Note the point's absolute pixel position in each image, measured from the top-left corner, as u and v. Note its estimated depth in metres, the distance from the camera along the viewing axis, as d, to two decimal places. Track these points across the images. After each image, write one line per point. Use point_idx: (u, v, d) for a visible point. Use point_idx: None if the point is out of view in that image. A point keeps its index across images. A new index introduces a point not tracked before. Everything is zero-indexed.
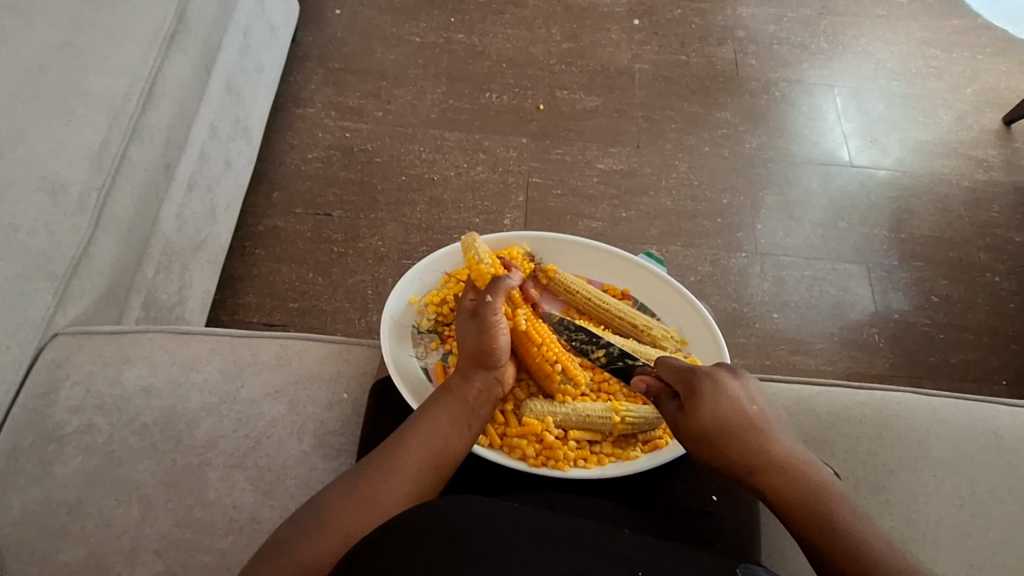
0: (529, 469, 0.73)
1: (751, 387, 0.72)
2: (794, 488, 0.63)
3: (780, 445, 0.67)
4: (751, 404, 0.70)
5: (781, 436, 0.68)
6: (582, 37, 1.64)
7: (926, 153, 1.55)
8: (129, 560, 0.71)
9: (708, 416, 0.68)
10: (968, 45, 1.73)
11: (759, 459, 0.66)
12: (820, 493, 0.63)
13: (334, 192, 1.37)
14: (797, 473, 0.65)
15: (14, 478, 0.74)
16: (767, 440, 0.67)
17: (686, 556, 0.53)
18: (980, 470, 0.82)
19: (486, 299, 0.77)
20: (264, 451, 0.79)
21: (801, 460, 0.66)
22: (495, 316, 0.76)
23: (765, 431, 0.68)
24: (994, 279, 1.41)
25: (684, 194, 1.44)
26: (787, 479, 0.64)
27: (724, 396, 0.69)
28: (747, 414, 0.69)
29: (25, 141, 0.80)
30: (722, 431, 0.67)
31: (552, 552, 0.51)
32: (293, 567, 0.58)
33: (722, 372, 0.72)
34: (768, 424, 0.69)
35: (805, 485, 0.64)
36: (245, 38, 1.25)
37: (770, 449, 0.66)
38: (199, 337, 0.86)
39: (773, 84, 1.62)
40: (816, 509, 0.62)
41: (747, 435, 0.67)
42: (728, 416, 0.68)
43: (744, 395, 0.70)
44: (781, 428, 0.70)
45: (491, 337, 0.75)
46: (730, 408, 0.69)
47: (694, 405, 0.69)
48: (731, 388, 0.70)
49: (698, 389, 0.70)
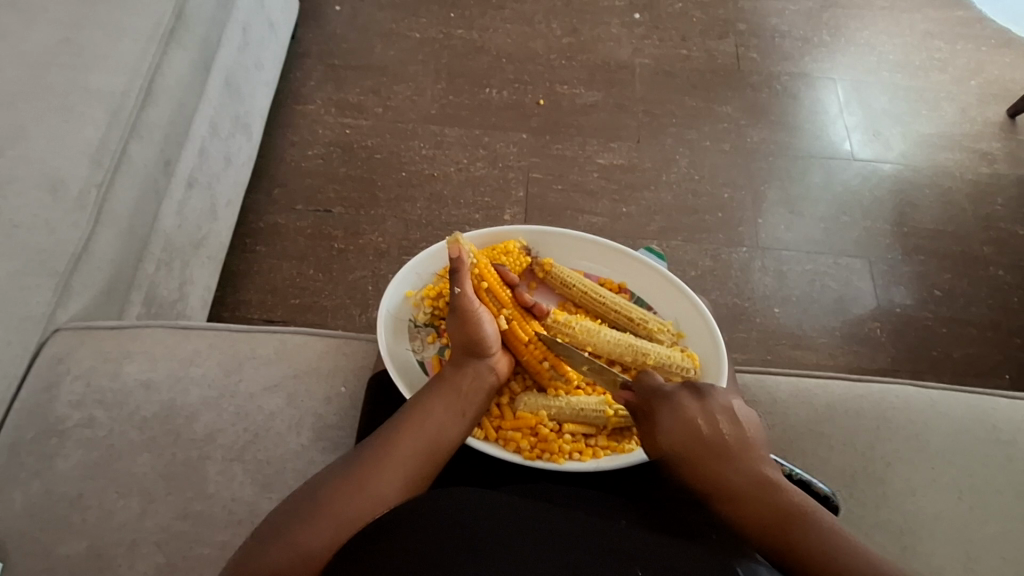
0: (524, 462, 0.73)
1: (718, 405, 0.70)
2: (756, 515, 0.62)
3: (744, 467, 0.65)
4: (714, 425, 0.68)
5: (747, 455, 0.66)
6: (582, 32, 1.63)
7: (929, 146, 1.54)
8: (130, 552, 0.72)
9: (667, 444, 0.68)
10: (972, 37, 1.72)
11: (719, 487, 0.65)
12: (783, 517, 0.61)
13: (334, 188, 1.37)
14: (759, 499, 0.63)
15: (15, 471, 0.74)
16: (730, 463, 0.66)
17: (683, 552, 0.53)
18: (978, 462, 0.81)
19: (454, 292, 0.77)
20: (262, 444, 0.79)
21: (765, 482, 0.64)
22: (469, 302, 0.78)
23: (728, 454, 0.66)
24: (998, 272, 1.40)
25: (685, 189, 1.43)
26: (748, 505, 0.63)
27: (683, 421, 0.69)
28: (707, 437, 0.67)
29: (25, 140, 0.81)
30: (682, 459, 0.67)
31: (549, 550, 0.50)
32: (291, 553, 0.57)
33: (683, 395, 0.71)
34: (732, 444, 0.67)
35: (767, 510, 0.62)
36: (245, 34, 1.26)
37: (732, 474, 0.65)
38: (198, 332, 0.86)
39: (775, 77, 1.61)
40: (780, 536, 0.61)
41: (707, 462, 0.66)
42: (687, 441, 0.68)
43: (705, 417, 0.69)
44: (749, 445, 0.67)
45: (474, 325, 0.77)
46: (689, 434, 0.68)
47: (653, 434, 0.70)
48: (690, 412, 0.70)
49: (657, 416, 0.71)
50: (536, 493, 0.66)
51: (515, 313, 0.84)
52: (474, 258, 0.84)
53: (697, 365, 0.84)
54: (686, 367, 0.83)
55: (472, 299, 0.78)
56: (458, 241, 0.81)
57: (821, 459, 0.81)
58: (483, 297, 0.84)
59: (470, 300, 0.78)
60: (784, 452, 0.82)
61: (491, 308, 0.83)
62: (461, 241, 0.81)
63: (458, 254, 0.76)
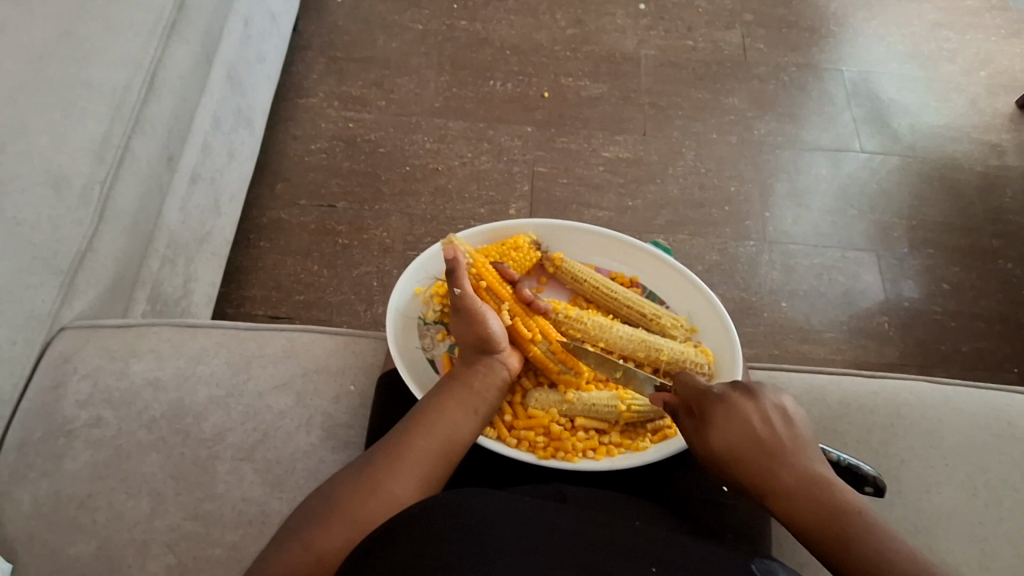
0: (537, 462, 0.72)
1: (769, 402, 0.68)
2: (810, 517, 0.60)
3: (798, 467, 0.63)
4: (767, 425, 0.66)
5: (800, 454, 0.64)
6: (587, 23, 1.62)
7: (937, 137, 1.53)
8: (140, 553, 0.71)
9: (717, 442, 0.66)
10: (981, 27, 1.71)
11: (774, 482, 0.63)
12: (840, 517, 0.59)
13: (338, 183, 1.36)
14: (811, 499, 0.61)
15: (24, 471, 0.74)
16: (782, 463, 0.64)
17: (701, 552, 0.52)
18: (993, 459, 0.81)
19: (453, 292, 0.77)
20: (271, 444, 0.78)
21: (821, 482, 0.62)
22: (472, 302, 0.77)
23: (780, 454, 0.64)
24: (1006, 265, 1.39)
25: (691, 182, 1.42)
26: (800, 505, 0.61)
27: (736, 420, 0.66)
28: (759, 436, 0.65)
29: (27, 135, 0.79)
30: (732, 457, 0.65)
31: (565, 548, 0.49)
32: (306, 556, 0.57)
33: (734, 393, 0.68)
34: (783, 445, 0.65)
35: (822, 510, 0.60)
36: (247, 27, 1.24)
37: (784, 475, 0.63)
38: (205, 330, 0.85)
39: (782, 68, 1.60)
40: (827, 530, 0.59)
41: (759, 461, 0.64)
42: (738, 440, 0.65)
43: (757, 414, 0.67)
44: (802, 445, 0.65)
45: (480, 323, 0.77)
46: (742, 432, 0.66)
47: (702, 431, 0.68)
48: (744, 411, 0.67)
49: (707, 415, 0.68)
50: (548, 492, 0.65)
51: (516, 309, 0.84)
52: (471, 257, 0.84)
53: (711, 360, 0.84)
54: (700, 363, 0.82)
55: (474, 299, 0.78)
56: (452, 244, 0.81)
57: None
58: (482, 297, 0.84)
59: (472, 297, 0.77)
60: None
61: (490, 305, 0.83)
62: (457, 241, 0.84)
63: (454, 254, 0.77)
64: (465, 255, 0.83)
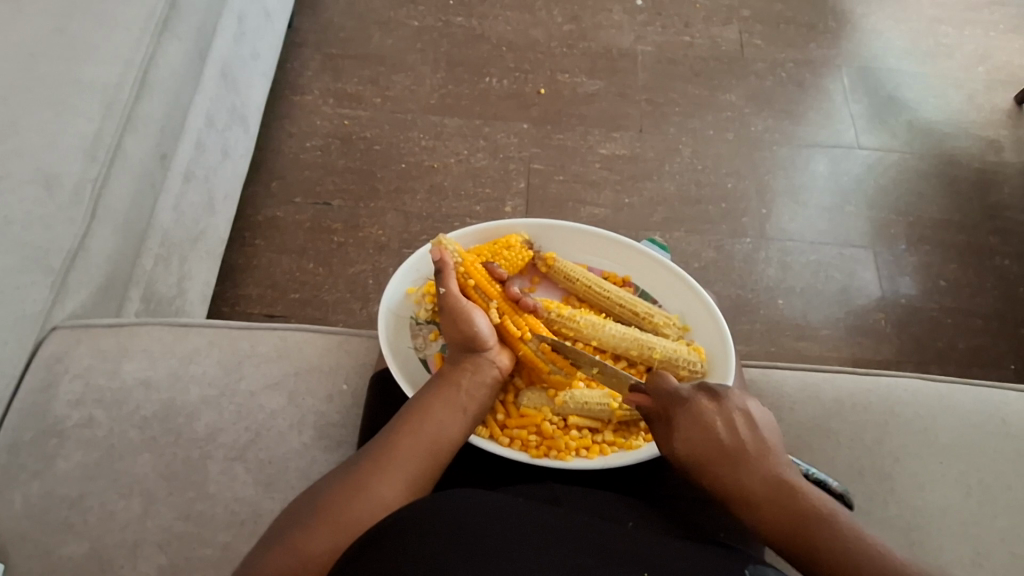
0: (531, 460, 0.72)
1: (734, 407, 0.69)
2: (774, 519, 0.61)
3: (762, 469, 0.64)
4: (731, 429, 0.67)
5: (765, 458, 0.65)
6: (583, 19, 1.61)
7: (935, 134, 1.53)
8: (132, 553, 0.71)
9: (682, 448, 0.67)
10: (980, 22, 1.70)
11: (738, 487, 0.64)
12: (803, 518, 0.60)
13: (333, 180, 1.36)
14: (774, 501, 0.62)
15: (15, 472, 0.73)
16: (745, 467, 0.65)
17: (691, 556, 0.52)
18: (988, 457, 0.81)
19: (439, 292, 0.78)
20: (264, 444, 0.78)
21: (783, 483, 0.63)
22: (458, 301, 0.78)
23: (744, 457, 0.65)
24: (1004, 262, 1.39)
25: (688, 179, 1.42)
26: (764, 507, 0.62)
27: (701, 425, 0.68)
28: (724, 442, 0.66)
29: (18, 133, 0.79)
30: (697, 463, 0.66)
31: (554, 549, 0.49)
32: (294, 560, 0.57)
33: (699, 398, 0.70)
34: (748, 448, 0.66)
35: (785, 510, 0.61)
36: (240, 24, 1.23)
37: (749, 478, 0.64)
38: (198, 329, 0.85)
39: (780, 64, 1.59)
40: (791, 530, 0.60)
41: (722, 465, 0.65)
42: (703, 446, 0.67)
43: (722, 419, 0.68)
44: (766, 449, 0.66)
45: (466, 321, 0.77)
46: (707, 438, 0.67)
47: (669, 439, 0.69)
48: (709, 416, 0.68)
49: (674, 421, 0.69)
50: (540, 492, 0.65)
51: (505, 308, 0.83)
52: (459, 257, 0.84)
53: (704, 359, 0.83)
54: (692, 362, 0.82)
55: (460, 299, 0.78)
56: (441, 247, 0.82)
57: (828, 455, 0.80)
58: (471, 296, 0.83)
59: (457, 297, 0.78)
60: (792, 448, 0.81)
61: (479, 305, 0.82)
62: (446, 242, 0.84)
63: (440, 256, 0.80)
64: (453, 254, 0.83)
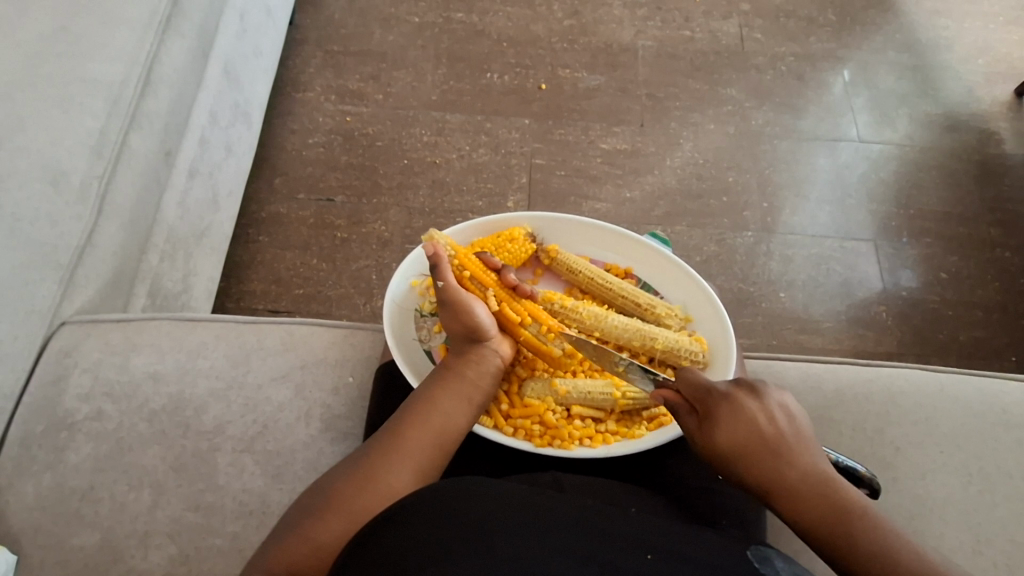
0: (534, 449, 0.73)
1: (772, 400, 0.66)
2: (813, 518, 0.60)
3: (804, 464, 0.63)
4: (773, 424, 0.65)
5: (804, 453, 0.64)
6: (584, 14, 1.62)
7: (936, 127, 1.53)
8: (143, 544, 0.72)
9: (723, 441, 0.64)
10: (980, 14, 1.70)
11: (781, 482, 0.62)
12: (847, 513, 0.60)
13: (336, 176, 1.37)
14: (818, 501, 0.61)
15: (26, 464, 0.74)
16: (788, 463, 0.63)
17: (699, 538, 0.53)
18: (988, 446, 0.81)
19: (437, 286, 0.78)
20: (271, 436, 0.79)
21: (825, 478, 0.62)
22: (457, 293, 0.78)
23: (786, 452, 0.63)
24: (1004, 253, 1.40)
25: (690, 172, 1.42)
26: (806, 505, 0.61)
27: (743, 419, 0.64)
28: (767, 435, 0.64)
29: (24, 131, 0.79)
30: (736, 456, 0.64)
31: (564, 532, 0.50)
32: (305, 547, 0.58)
33: (740, 392, 0.66)
34: (790, 442, 0.64)
35: (830, 508, 0.60)
36: (242, 21, 1.24)
37: (792, 474, 0.62)
38: (204, 323, 0.86)
39: (780, 58, 1.59)
40: (835, 529, 0.59)
41: (765, 459, 0.63)
42: (746, 440, 0.64)
43: (765, 414, 0.65)
44: (804, 442, 0.65)
45: (467, 313, 0.77)
46: (751, 431, 0.64)
47: (709, 431, 0.64)
48: (752, 409, 0.65)
49: (715, 414, 0.65)
50: (545, 479, 0.66)
51: (502, 295, 0.83)
52: (452, 251, 0.85)
53: (706, 349, 0.84)
54: (694, 352, 0.83)
55: (458, 290, 0.78)
56: (432, 240, 0.83)
57: (830, 445, 0.81)
58: (467, 287, 0.84)
59: (456, 288, 0.78)
60: None
61: (475, 294, 0.83)
62: (437, 237, 0.85)
63: (434, 250, 0.79)
64: (445, 248, 0.85)
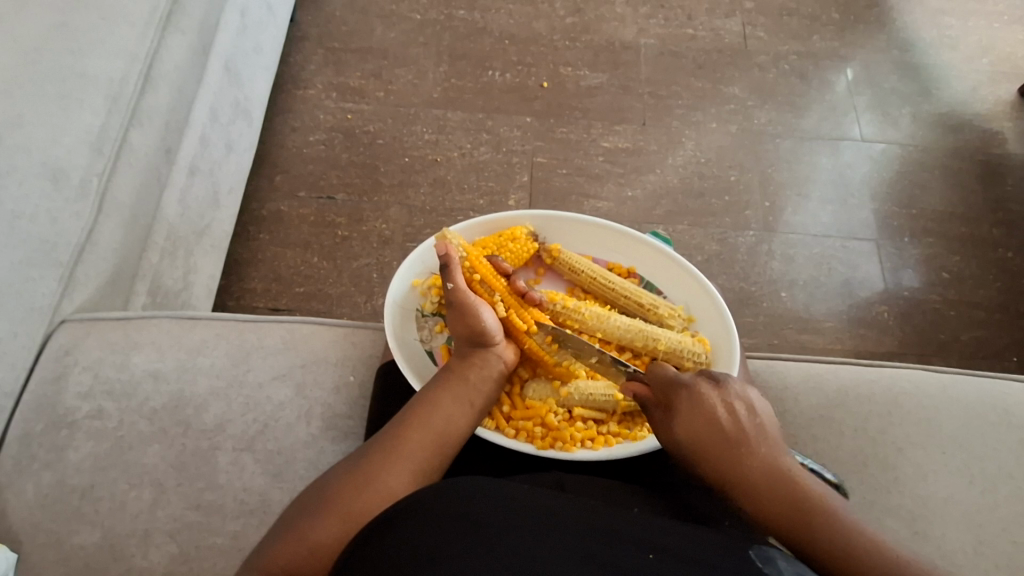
0: (536, 452, 0.73)
1: (733, 394, 0.70)
2: (766, 505, 0.62)
3: (762, 456, 0.65)
4: (731, 416, 0.68)
5: (763, 444, 0.66)
6: (586, 12, 1.61)
7: (939, 126, 1.53)
8: (143, 543, 0.72)
9: (682, 432, 0.68)
10: (984, 13, 1.70)
11: (737, 470, 0.65)
12: (795, 504, 0.62)
13: (337, 174, 1.36)
14: (770, 489, 0.63)
15: (26, 462, 0.74)
16: (745, 454, 0.65)
17: (701, 538, 0.53)
18: (990, 446, 0.81)
19: (447, 288, 0.78)
20: (271, 435, 0.79)
21: (780, 470, 0.64)
22: (465, 296, 0.78)
23: (743, 444, 0.66)
24: (1007, 254, 1.39)
25: (691, 171, 1.42)
26: (761, 494, 0.63)
27: (701, 411, 0.68)
28: (724, 427, 0.67)
29: (24, 128, 0.78)
30: (694, 446, 0.67)
31: (565, 532, 0.50)
32: (304, 548, 0.58)
33: (700, 384, 0.71)
34: (748, 432, 0.67)
35: (780, 498, 0.62)
36: (243, 18, 1.23)
37: (748, 465, 0.65)
38: (205, 322, 0.85)
39: (783, 57, 1.59)
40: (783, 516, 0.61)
41: (721, 449, 0.66)
42: (702, 431, 0.67)
43: (723, 406, 0.69)
44: (765, 435, 0.67)
45: (475, 317, 0.77)
46: (712, 423, 0.67)
47: (668, 424, 0.70)
48: (710, 402, 0.69)
49: (675, 406, 0.70)
50: (546, 480, 0.66)
51: (510, 302, 0.83)
52: (464, 251, 0.83)
53: (708, 350, 0.84)
54: (697, 353, 0.82)
55: (467, 293, 0.78)
56: (445, 239, 0.82)
57: (832, 445, 0.81)
58: (477, 290, 0.83)
59: (464, 292, 0.78)
60: (796, 438, 0.82)
61: (484, 298, 0.82)
62: (449, 236, 0.84)
63: (446, 250, 0.79)
64: (457, 249, 0.83)
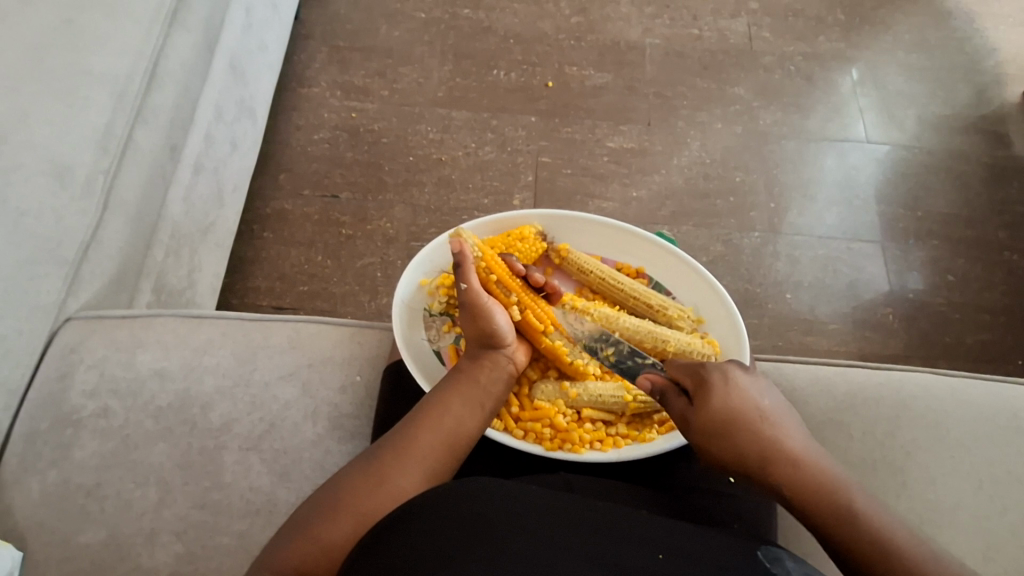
0: (544, 453, 0.73)
1: (758, 382, 0.72)
2: (806, 483, 0.63)
3: (794, 438, 0.67)
4: (762, 400, 0.70)
5: (791, 429, 0.68)
6: (591, 11, 1.61)
7: (944, 129, 1.53)
8: (149, 542, 0.72)
9: (717, 409, 0.68)
10: (989, 15, 1.70)
11: (774, 449, 0.66)
12: (834, 483, 0.63)
13: (341, 173, 1.36)
14: (809, 468, 0.64)
15: (31, 461, 0.74)
16: (779, 434, 0.67)
17: (709, 539, 0.53)
18: (998, 450, 0.81)
19: (460, 288, 0.78)
20: (278, 434, 0.79)
21: (811, 451, 0.66)
22: (478, 296, 0.78)
23: (776, 425, 0.68)
24: (1012, 257, 1.39)
25: (697, 172, 1.42)
26: (800, 472, 0.64)
27: (735, 391, 0.69)
28: (757, 408, 0.68)
29: (29, 124, 0.78)
30: (731, 424, 0.67)
31: (574, 531, 0.50)
32: (315, 548, 0.58)
33: (729, 367, 0.72)
34: (778, 415, 0.69)
35: (819, 478, 0.64)
36: (248, 15, 1.23)
37: (787, 443, 0.66)
38: (210, 320, 0.85)
39: (788, 58, 1.59)
40: (824, 493, 0.63)
41: (757, 428, 0.67)
42: (737, 409, 0.68)
43: (754, 389, 0.71)
44: (791, 420, 0.69)
45: (486, 318, 0.77)
46: (747, 403, 0.69)
47: (702, 401, 0.69)
48: (742, 384, 0.70)
49: (709, 385, 0.70)
50: (554, 481, 0.66)
51: (525, 302, 0.83)
52: (479, 250, 0.84)
53: (718, 352, 0.84)
54: (707, 354, 0.82)
55: (480, 293, 0.78)
56: (461, 237, 0.83)
57: (840, 448, 0.81)
58: (492, 291, 0.83)
59: (478, 292, 0.78)
60: None
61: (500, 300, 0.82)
62: (464, 235, 0.85)
63: (460, 249, 0.79)
64: (473, 247, 0.84)
